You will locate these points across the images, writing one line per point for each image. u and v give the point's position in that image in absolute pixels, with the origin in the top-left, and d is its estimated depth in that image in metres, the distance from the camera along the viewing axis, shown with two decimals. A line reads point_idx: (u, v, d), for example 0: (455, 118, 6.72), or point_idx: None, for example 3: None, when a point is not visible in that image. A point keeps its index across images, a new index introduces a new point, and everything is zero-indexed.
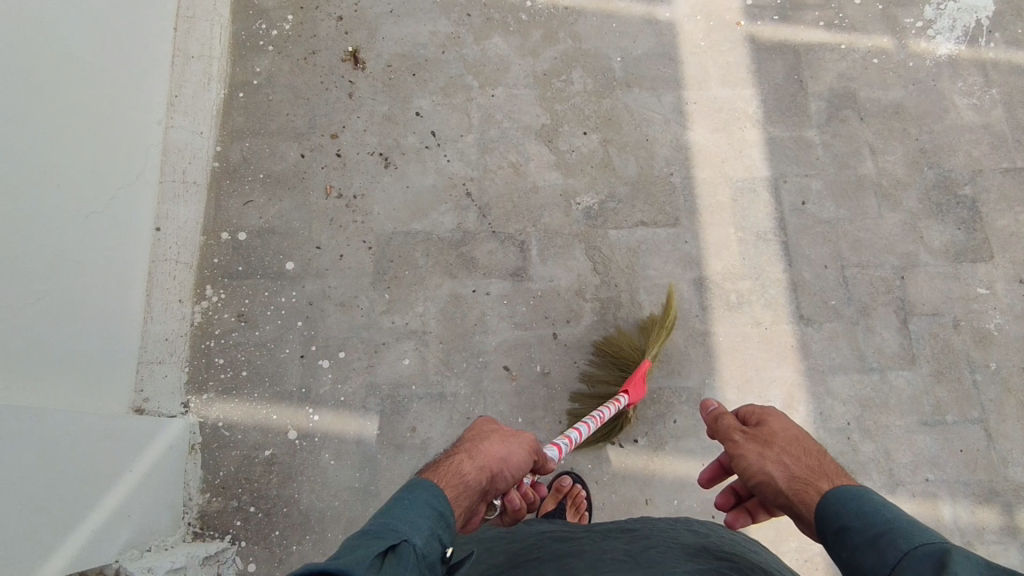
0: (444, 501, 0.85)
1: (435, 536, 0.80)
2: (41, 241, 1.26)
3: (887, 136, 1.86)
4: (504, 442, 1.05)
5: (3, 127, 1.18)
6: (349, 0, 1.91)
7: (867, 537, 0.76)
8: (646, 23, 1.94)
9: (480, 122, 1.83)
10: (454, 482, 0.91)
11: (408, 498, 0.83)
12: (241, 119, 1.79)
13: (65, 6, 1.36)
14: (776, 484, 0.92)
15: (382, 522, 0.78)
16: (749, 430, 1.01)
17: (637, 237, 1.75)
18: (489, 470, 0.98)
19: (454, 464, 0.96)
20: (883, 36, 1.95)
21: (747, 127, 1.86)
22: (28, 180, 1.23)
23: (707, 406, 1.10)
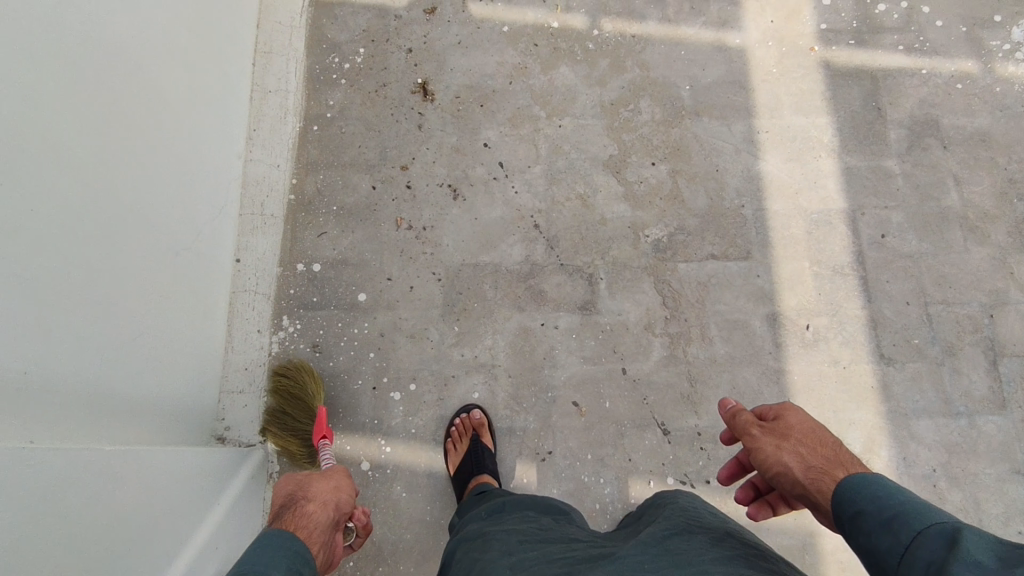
0: (295, 542, 0.97)
1: (293, 570, 0.93)
2: (138, 281, 1.32)
3: (973, 166, 1.78)
4: (326, 480, 1.19)
5: (114, 176, 1.25)
6: (418, 32, 1.95)
7: (881, 521, 0.85)
8: (716, 50, 1.90)
9: (547, 153, 1.83)
10: (304, 522, 1.04)
11: (259, 549, 0.92)
12: (315, 152, 1.83)
13: (162, 51, 1.43)
14: (792, 475, 0.98)
15: (244, 566, 0.88)
16: (766, 424, 1.06)
17: (707, 271, 1.72)
18: (331, 503, 1.13)
19: (300, 507, 1.08)
20: (967, 60, 1.87)
21: (823, 157, 1.80)
22: (132, 225, 1.30)
23: (726, 404, 1.13)
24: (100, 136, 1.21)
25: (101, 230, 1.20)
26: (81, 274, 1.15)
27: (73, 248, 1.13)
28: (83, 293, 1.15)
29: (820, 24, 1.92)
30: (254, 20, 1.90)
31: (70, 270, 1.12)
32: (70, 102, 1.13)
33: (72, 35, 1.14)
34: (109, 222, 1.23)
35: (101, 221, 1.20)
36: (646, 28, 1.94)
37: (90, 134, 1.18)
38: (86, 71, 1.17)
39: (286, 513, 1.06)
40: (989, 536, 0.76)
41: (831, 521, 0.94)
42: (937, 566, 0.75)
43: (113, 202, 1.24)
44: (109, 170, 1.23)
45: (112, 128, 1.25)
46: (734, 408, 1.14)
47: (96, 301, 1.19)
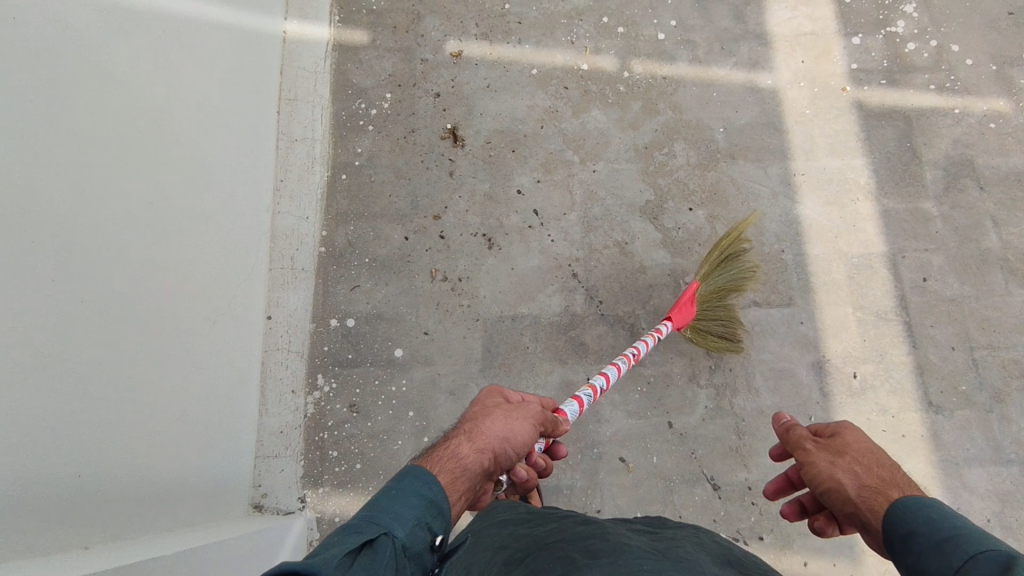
0: (435, 488, 0.87)
1: (423, 524, 0.83)
2: (180, 350, 1.29)
3: (1011, 206, 1.77)
4: (509, 420, 1.08)
5: (153, 248, 1.22)
6: (446, 76, 1.91)
7: (934, 542, 0.75)
8: (748, 92, 1.89)
9: (582, 200, 1.80)
10: (453, 467, 0.95)
11: (395, 490, 0.85)
12: (344, 202, 1.79)
13: (200, 113, 1.42)
14: (844, 492, 0.90)
15: (369, 513, 0.80)
16: (821, 439, 1.00)
17: (750, 318, 1.70)
18: (490, 451, 1.01)
19: (457, 446, 0.99)
20: (999, 99, 1.86)
21: (860, 200, 1.79)
22: (171, 295, 1.27)
23: (780, 418, 1.09)
24: (139, 208, 1.19)
25: (142, 305, 1.18)
26: (127, 354, 1.13)
27: (118, 331, 1.11)
28: (130, 375, 1.13)
29: (851, 64, 1.91)
30: (278, 67, 1.86)
31: (117, 354, 1.11)
32: (110, 182, 1.11)
33: (115, 110, 1.14)
34: (148, 297, 1.20)
35: (140, 297, 1.18)
36: (677, 69, 1.92)
37: (129, 210, 1.16)
38: (127, 145, 1.16)
39: (442, 448, 0.99)
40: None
41: (881, 546, 0.84)
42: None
43: (153, 272, 1.22)
44: (149, 243, 1.21)
45: (153, 198, 1.23)
46: (789, 422, 1.09)
47: (141, 380, 1.16)
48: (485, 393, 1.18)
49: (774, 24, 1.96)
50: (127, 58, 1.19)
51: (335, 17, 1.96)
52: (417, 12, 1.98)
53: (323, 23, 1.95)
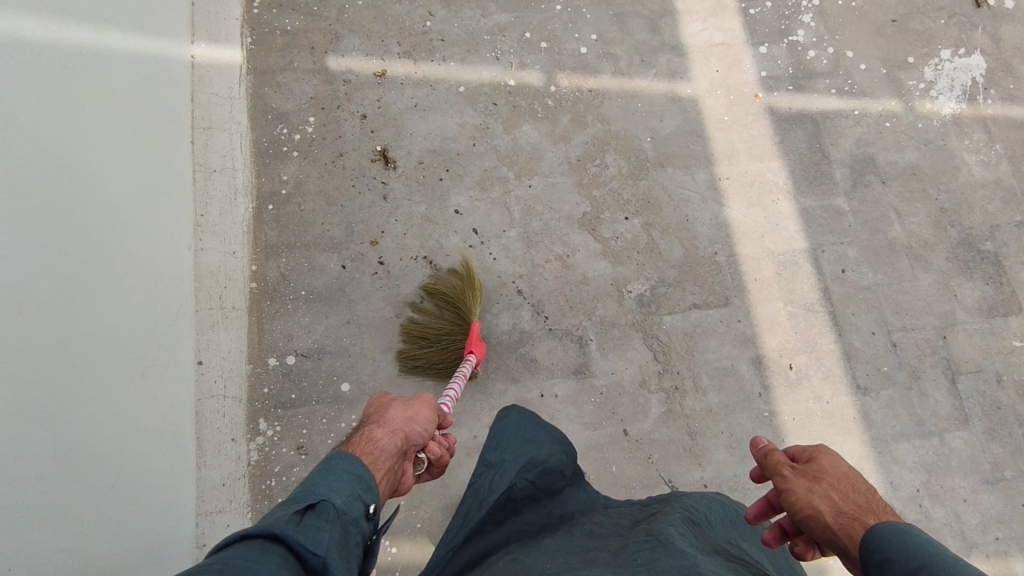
0: (363, 466, 0.88)
1: (357, 496, 0.83)
2: (110, 411, 1.19)
3: (910, 198, 1.93)
4: (410, 407, 1.09)
5: (70, 303, 1.12)
6: (371, 97, 1.86)
7: (907, 569, 0.75)
8: (670, 102, 1.96)
9: (521, 216, 1.80)
10: (367, 450, 0.94)
11: (325, 468, 0.84)
12: (273, 234, 1.69)
13: (111, 151, 1.31)
14: (822, 519, 0.90)
15: (306, 487, 0.80)
16: (798, 465, 0.98)
17: (691, 320, 1.75)
18: (401, 433, 1.02)
19: (367, 434, 0.99)
20: (891, 100, 2.03)
21: (780, 200, 1.89)
22: (96, 352, 1.17)
23: (755, 442, 1.06)
24: (49, 262, 1.08)
25: (62, 367, 1.07)
26: (51, 424, 1.03)
27: (38, 400, 1.01)
28: (57, 447, 1.03)
29: (761, 72, 2.02)
30: (188, 93, 1.74)
31: (37, 425, 1.00)
32: (15, 236, 1.01)
33: (18, 155, 1.04)
34: (70, 357, 1.10)
35: (59, 359, 1.07)
36: (601, 82, 1.96)
37: (39, 265, 1.06)
38: (33, 193, 1.06)
39: (355, 438, 0.98)
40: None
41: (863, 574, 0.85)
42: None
43: (71, 330, 1.11)
44: (66, 299, 1.11)
45: (66, 250, 1.13)
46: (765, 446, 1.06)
47: (71, 450, 1.06)
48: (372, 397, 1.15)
49: (688, 35, 2.04)
50: (25, 96, 1.08)
51: (247, 39, 1.86)
52: (335, 31, 1.91)
53: (233, 45, 1.85)
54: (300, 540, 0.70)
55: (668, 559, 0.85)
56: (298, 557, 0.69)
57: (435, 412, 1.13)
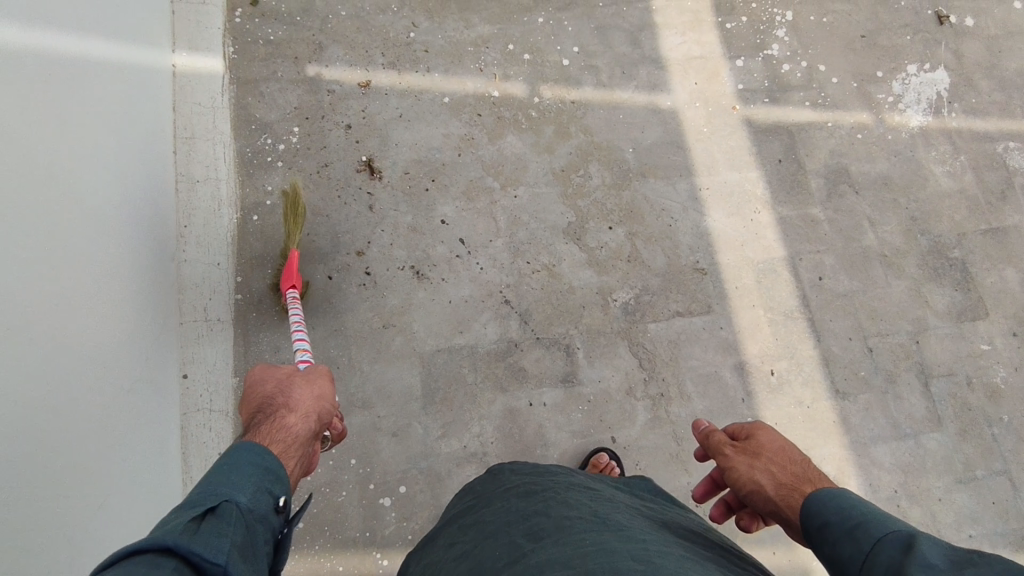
0: (270, 457, 0.92)
1: (263, 490, 0.87)
2: (95, 426, 1.17)
3: (881, 207, 2.00)
4: (312, 382, 1.13)
5: (54, 318, 1.10)
6: (356, 107, 1.86)
7: (846, 529, 0.85)
8: (651, 113, 2.00)
9: (507, 226, 1.81)
10: (279, 441, 0.97)
11: (225, 467, 0.87)
12: (259, 244, 1.68)
13: (96, 163, 1.30)
14: (765, 492, 0.99)
15: (206, 490, 0.83)
16: (739, 443, 1.07)
17: (675, 328, 1.78)
18: (310, 416, 1.06)
19: (276, 422, 1.01)
20: (862, 112, 2.10)
21: (759, 209, 1.94)
22: (82, 367, 1.16)
23: (698, 424, 1.15)
24: (33, 275, 1.07)
25: (44, 384, 1.05)
26: (33, 442, 1.01)
27: (20, 420, 0.99)
28: (39, 465, 1.01)
29: (738, 84, 2.08)
30: (170, 103, 1.72)
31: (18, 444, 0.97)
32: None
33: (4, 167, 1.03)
34: (56, 372, 1.09)
35: (44, 374, 1.06)
36: (584, 94, 1.99)
37: (22, 279, 1.05)
38: (18, 205, 1.05)
39: (263, 427, 1.00)
40: (944, 543, 0.77)
41: (800, 537, 0.95)
42: (893, 571, 0.76)
43: (56, 344, 1.10)
44: (50, 314, 1.10)
45: (50, 264, 1.12)
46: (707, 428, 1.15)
47: (55, 468, 1.05)
48: (257, 371, 1.14)
49: (667, 48, 2.09)
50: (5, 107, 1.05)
51: (229, 48, 1.85)
52: (319, 41, 1.91)
53: (215, 54, 1.83)
54: (193, 548, 0.71)
55: (617, 543, 0.89)
56: (193, 565, 0.70)
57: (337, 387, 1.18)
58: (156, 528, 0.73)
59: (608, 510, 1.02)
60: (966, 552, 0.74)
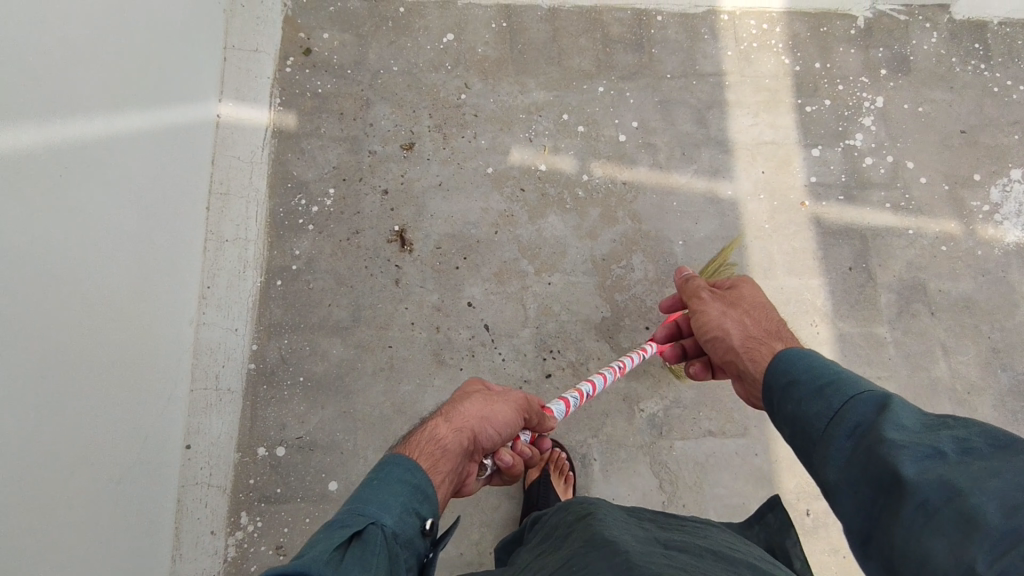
0: (419, 474, 0.86)
1: (410, 511, 0.82)
2: (88, 519, 1.17)
3: (959, 333, 1.78)
4: (489, 403, 1.08)
5: (56, 418, 1.09)
6: (395, 171, 1.79)
7: (814, 388, 0.88)
8: (708, 203, 1.84)
9: (536, 315, 1.71)
10: (433, 449, 0.93)
11: (377, 479, 0.84)
12: (279, 312, 1.64)
13: (118, 241, 1.28)
14: (731, 341, 1.10)
15: (354, 509, 0.79)
16: (719, 295, 1.20)
17: (704, 449, 1.64)
18: (469, 432, 1.01)
19: (433, 429, 0.98)
20: (950, 221, 1.87)
21: (818, 323, 1.77)
22: (80, 460, 1.15)
23: (681, 273, 1.32)
24: (39, 378, 1.05)
25: (36, 491, 1.04)
26: (25, 555, 1.01)
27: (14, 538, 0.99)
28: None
29: (810, 177, 1.89)
30: (210, 157, 1.70)
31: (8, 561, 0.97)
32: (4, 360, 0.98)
33: (11, 273, 1.01)
34: (52, 474, 1.08)
35: (38, 482, 1.05)
36: (638, 174, 1.85)
37: (27, 385, 1.03)
38: (26, 309, 1.03)
39: (420, 434, 0.98)
40: (917, 409, 0.78)
41: (756, 381, 1.03)
42: (863, 427, 0.78)
43: (57, 444, 1.09)
44: (52, 415, 1.08)
45: (59, 362, 1.10)
46: (690, 276, 1.32)
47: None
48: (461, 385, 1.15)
49: (735, 130, 1.92)
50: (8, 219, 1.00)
51: (276, 99, 1.81)
52: (367, 97, 1.85)
53: (261, 105, 1.80)
54: None
55: (602, 562, 0.85)
56: None
57: (517, 412, 1.11)
58: (303, 554, 0.69)
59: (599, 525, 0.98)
60: (937, 417, 0.76)
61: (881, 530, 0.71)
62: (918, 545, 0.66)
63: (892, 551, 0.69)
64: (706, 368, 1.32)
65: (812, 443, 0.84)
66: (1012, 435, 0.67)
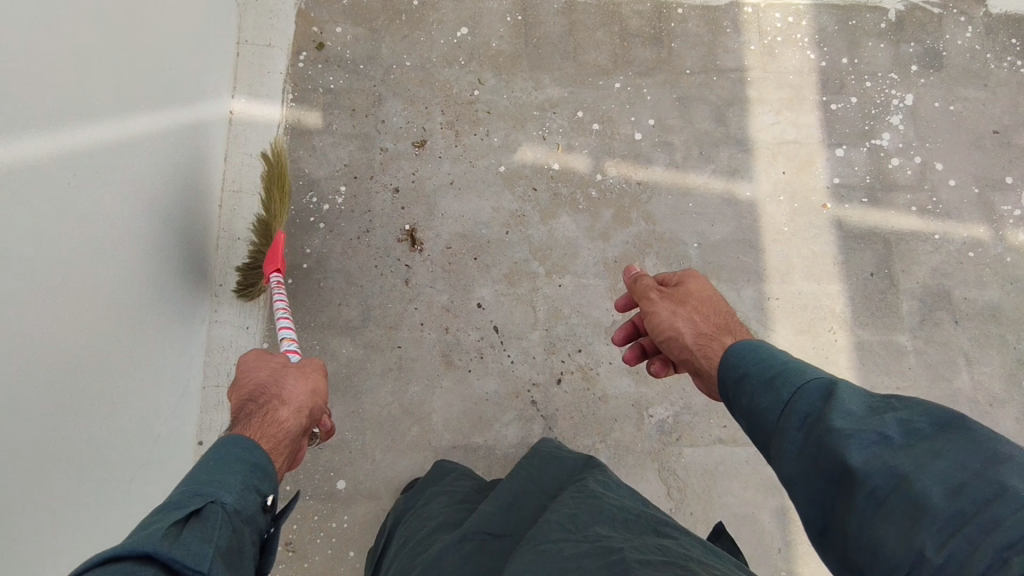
0: (258, 453, 0.91)
1: (252, 487, 0.86)
2: (107, 515, 1.21)
3: (985, 343, 1.72)
4: (308, 379, 1.12)
5: (75, 419, 1.11)
6: (406, 169, 1.77)
7: (764, 380, 0.88)
8: (726, 204, 1.80)
9: (546, 317, 1.69)
10: (273, 433, 0.98)
11: (213, 462, 0.86)
12: (289, 311, 1.66)
13: (133, 241, 1.30)
14: (682, 338, 1.06)
15: (189, 490, 0.80)
16: (666, 289, 1.14)
17: (714, 456, 1.62)
18: (302, 409, 1.06)
19: (269, 413, 1.01)
20: (979, 225, 1.80)
21: (835, 330, 1.72)
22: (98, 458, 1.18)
23: (630, 270, 1.20)
24: (58, 382, 1.07)
25: (60, 491, 1.07)
26: (52, 554, 1.04)
27: (42, 537, 1.02)
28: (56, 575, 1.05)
29: (833, 178, 1.83)
30: (222, 155, 1.71)
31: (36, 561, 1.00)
32: (28, 366, 1.00)
33: (34, 280, 1.02)
34: (71, 473, 1.10)
35: (62, 483, 1.08)
36: (653, 174, 1.81)
37: (47, 389, 1.04)
38: (45, 315, 1.04)
39: (254, 418, 1.00)
40: (862, 390, 0.81)
41: (713, 379, 1.01)
42: (813, 418, 0.79)
43: (76, 444, 1.12)
44: (70, 416, 1.10)
45: (76, 364, 1.12)
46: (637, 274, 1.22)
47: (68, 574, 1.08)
48: (251, 357, 1.13)
49: (756, 128, 1.86)
50: (23, 230, 1.00)
51: (288, 95, 1.80)
52: (379, 93, 1.82)
53: (274, 102, 1.79)
54: (176, 555, 0.68)
55: (596, 558, 0.82)
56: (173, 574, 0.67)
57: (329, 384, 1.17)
58: (135, 533, 0.70)
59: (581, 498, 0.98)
60: (882, 398, 0.78)
61: (837, 519, 0.73)
62: (870, 533, 0.68)
63: (847, 543, 0.71)
64: (667, 364, 1.24)
65: (768, 435, 0.84)
66: (952, 413, 0.71)
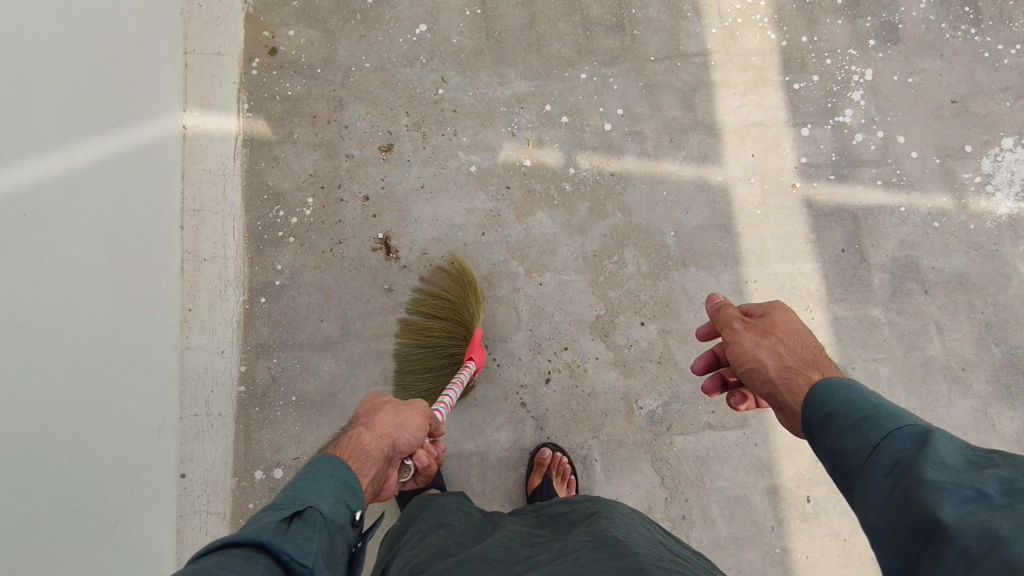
0: (349, 471, 0.89)
1: (343, 501, 0.85)
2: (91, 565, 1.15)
3: (953, 310, 1.78)
4: (399, 412, 1.10)
5: (46, 470, 1.05)
6: (374, 175, 1.72)
7: (853, 421, 0.86)
8: (699, 190, 1.80)
9: (529, 317, 1.68)
10: (355, 453, 0.97)
11: (311, 473, 0.86)
12: (265, 331, 1.60)
13: (92, 275, 1.23)
14: (766, 371, 1.03)
15: (293, 492, 0.82)
16: (750, 319, 1.11)
17: (705, 442, 1.64)
18: (388, 437, 1.04)
19: (355, 436, 1.01)
20: (942, 195, 1.85)
21: (812, 308, 1.76)
22: (74, 508, 1.12)
23: (713, 299, 1.20)
24: (23, 433, 1.01)
25: (37, 547, 1.01)
26: None
27: None
28: None
29: (800, 158, 1.85)
30: (178, 174, 1.64)
31: None
32: None
33: None
34: (47, 526, 1.04)
35: (37, 537, 1.02)
36: (625, 164, 1.80)
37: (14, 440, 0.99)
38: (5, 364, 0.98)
39: (344, 441, 1.00)
40: (963, 442, 0.78)
41: (797, 416, 0.98)
42: (902, 467, 0.77)
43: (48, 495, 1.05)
44: (41, 467, 1.04)
45: (43, 411, 1.06)
46: (722, 302, 1.20)
47: None
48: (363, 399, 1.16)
49: (723, 111, 1.86)
50: None
51: (244, 105, 1.72)
52: (339, 97, 1.76)
53: (229, 113, 1.71)
54: (284, 547, 0.71)
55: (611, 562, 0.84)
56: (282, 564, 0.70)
57: (426, 419, 1.15)
58: (247, 526, 0.73)
59: (605, 523, 0.98)
60: (983, 453, 0.75)
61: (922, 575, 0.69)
62: None
63: None
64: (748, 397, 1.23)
65: (851, 478, 0.83)
66: None
